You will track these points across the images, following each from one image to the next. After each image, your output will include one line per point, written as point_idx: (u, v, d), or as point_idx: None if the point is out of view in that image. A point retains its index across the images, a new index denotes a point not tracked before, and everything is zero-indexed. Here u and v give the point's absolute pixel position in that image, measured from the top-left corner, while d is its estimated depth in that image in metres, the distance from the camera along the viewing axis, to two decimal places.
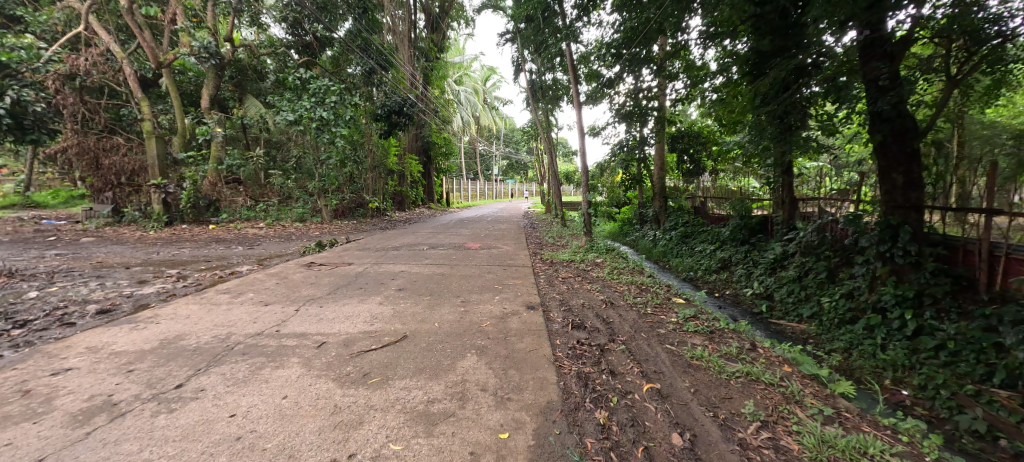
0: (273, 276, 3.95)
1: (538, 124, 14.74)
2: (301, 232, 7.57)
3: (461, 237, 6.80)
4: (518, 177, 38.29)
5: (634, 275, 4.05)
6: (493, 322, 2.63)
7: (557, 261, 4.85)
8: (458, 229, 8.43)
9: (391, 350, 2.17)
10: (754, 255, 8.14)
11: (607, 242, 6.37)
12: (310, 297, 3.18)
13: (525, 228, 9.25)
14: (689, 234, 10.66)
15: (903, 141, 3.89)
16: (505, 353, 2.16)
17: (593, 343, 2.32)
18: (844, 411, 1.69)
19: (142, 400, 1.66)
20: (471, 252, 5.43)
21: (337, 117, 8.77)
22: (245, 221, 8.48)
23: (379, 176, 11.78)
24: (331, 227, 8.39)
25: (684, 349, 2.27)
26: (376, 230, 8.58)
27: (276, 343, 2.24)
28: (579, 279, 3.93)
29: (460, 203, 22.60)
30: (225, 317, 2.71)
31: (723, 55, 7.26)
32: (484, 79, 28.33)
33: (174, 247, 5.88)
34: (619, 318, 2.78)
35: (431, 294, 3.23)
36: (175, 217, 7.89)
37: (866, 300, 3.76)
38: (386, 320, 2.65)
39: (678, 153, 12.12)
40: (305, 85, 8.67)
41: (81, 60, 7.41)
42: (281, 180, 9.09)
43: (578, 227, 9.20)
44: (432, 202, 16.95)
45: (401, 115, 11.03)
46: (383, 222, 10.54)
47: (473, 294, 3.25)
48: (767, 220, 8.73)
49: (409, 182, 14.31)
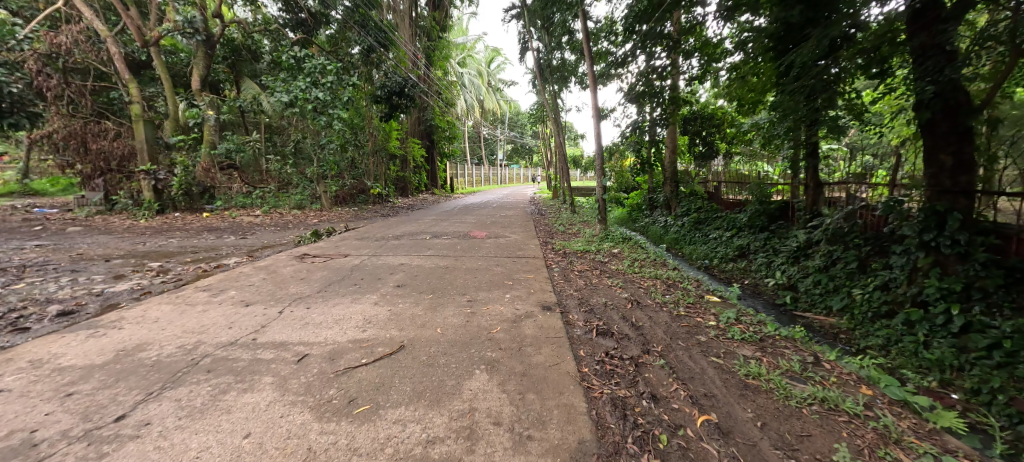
0: (261, 270, 3.60)
1: (545, 106, 14.13)
2: (299, 220, 7.21)
3: (466, 225, 6.43)
4: (522, 162, 37.69)
5: (657, 268, 3.67)
6: (504, 328, 2.26)
7: (571, 251, 4.49)
8: (463, 216, 8.03)
9: (383, 367, 1.81)
10: (774, 242, 7.74)
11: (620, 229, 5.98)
12: (298, 295, 2.84)
13: (533, 214, 8.87)
14: (702, 221, 10.23)
15: (955, 118, 3.29)
16: (521, 370, 1.79)
17: (624, 356, 1.95)
18: (962, 456, 1.31)
19: (69, 439, 1.33)
20: (477, 242, 5.07)
21: (335, 98, 8.25)
22: (241, 209, 8.02)
23: (381, 161, 11.42)
24: (331, 215, 8.08)
25: (735, 363, 1.89)
26: (378, 218, 8.27)
27: (250, 357, 1.90)
28: (598, 273, 3.54)
29: (463, 189, 22.15)
30: (197, 322, 2.37)
31: (741, 30, 6.74)
32: (488, 61, 27.58)
33: (162, 237, 5.55)
34: (650, 322, 2.41)
35: (433, 292, 2.87)
36: (167, 204, 7.34)
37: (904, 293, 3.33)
38: (380, 325, 2.29)
39: (690, 136, 11.57)
40: (300, 65, 8.12)
41: (62, 38, 7.00)
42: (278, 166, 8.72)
43: (588, 213, 8.82)
44: (436, 187, 16.59)
45: (403, 96, 10.44)
46: (386, 209, 10.16)
47: (480, 292, 2.89)
48: (789, 205, 8.29)
49: (411, 168, 13.92)
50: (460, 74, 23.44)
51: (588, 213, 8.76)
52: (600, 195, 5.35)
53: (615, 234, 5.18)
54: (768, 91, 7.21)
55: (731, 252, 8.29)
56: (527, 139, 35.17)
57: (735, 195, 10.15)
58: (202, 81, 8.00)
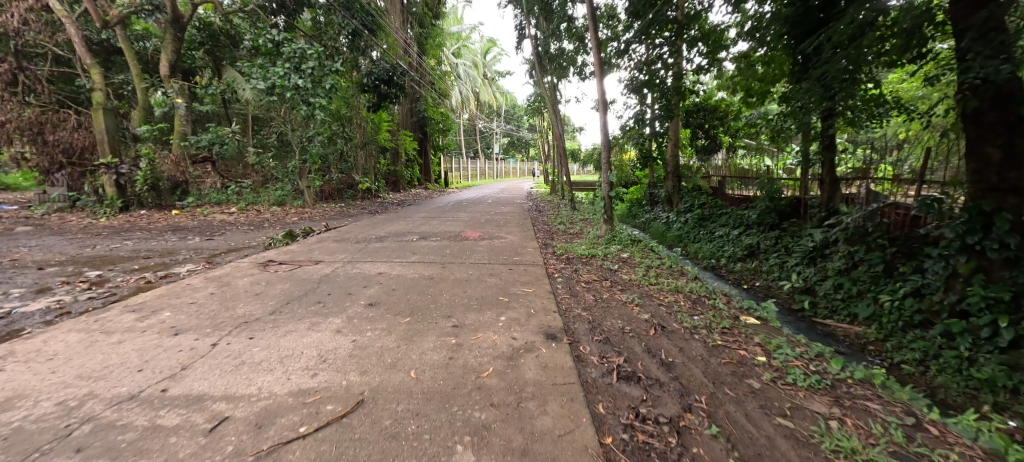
0: (213, 282, 3.06)
1: (543, 97, 13.52)
2: (276, 219, 6.64)
3: (459, 224, 5.88)
4: (519, 156, 37.03)
5: (676, 279, 3.16)
6: (498, 369, 1.74)
7: (575, 256, 3.98)
8: (456, 213, 7.50)
9: (327, 441, 1.29)
10: (787, 241, 7.26)
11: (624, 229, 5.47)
12: (244, 319, 2.30)
13: (530, 211, 8.33)
14: (707, 217, 9.74)
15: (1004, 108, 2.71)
16: (521, 445, 1.27)
17: (661, 417, 1.44)
18: None
19: None
20: (469, 244, 4.53)
21: (316, 85, 7.56)
22: (214, 205, 7.28)
23: (370, 154, 10.84)
24: (313, 211, 7.52)
25: (812, 429, 1.38)
26: (364, 214, 7.74)
27: (146, 423, 1.37)
28: (608, 285, 3.03)
29: (458, 183, 21.55)
30: (102, 361, 1.84)
31: (748, 19, 6.27)
32: (483, 52, 26.86)
33: (117, 239, 4.96)
34: (683, 357, 1.90)
35: (412, 313, 2.35)
36: (133, 200, 6.71)
37: (940, 301, 2.89)
38: (337, 365, 1.77)
39: (693, 129, 10.87)
40: (279, 49, 7.47)
41: (10, 17, 6.34)
42: (257, 159, 8.12)
43: (589, 211, 8.30)
44: (429, 182, 15.99)
45: (390, 84, 9.56)
46: (374, 205, 9.58)
47: (468, 313, 2.36)
48: (802, 202, 7.82)
49: (403, 162, 13.32)
50: (455, 65, 22.72)
51: (589, 210, 8.25)
52: (605, 192, 4.78)
53: (622, 236, 4.66)
54: (777, 81, 6.80)
55: (740, 252, 7.82)
56: (524, 132, 34.49)
57: (740, 190, 9.76)
58: (173, 68, 7.34)
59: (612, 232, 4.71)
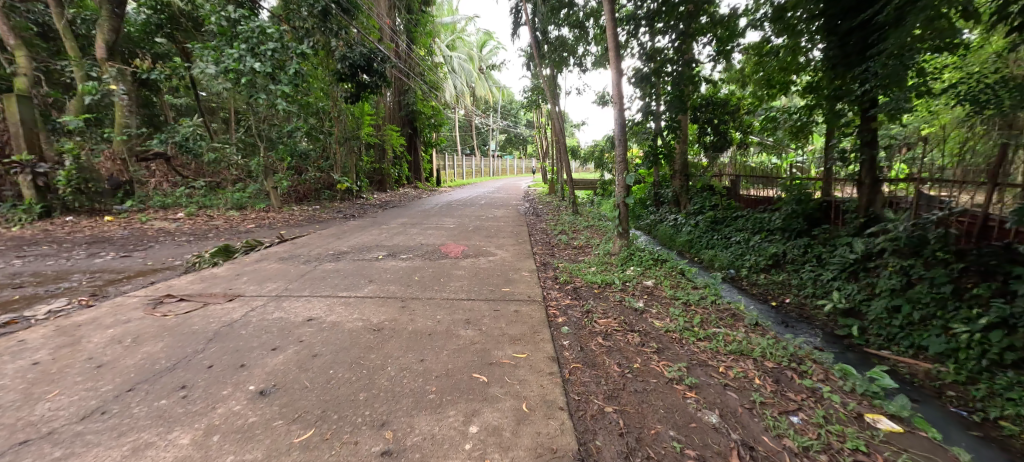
0: (58, 338, 2.07)
1: (542, 90, 12.51)
2: (228, 226, 5.64)
3: (441, 234, 4.91)
4: (517, 153, 35.97)
5: (732, 332, 2.20)
6: None
7: (583, 285, 3.00)
8: (442, 219, 6.51)
9: None
10: (821, 252, 6.32)
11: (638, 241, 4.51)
12: (25, 435, 1.32)
13: (526, 216, 7.34)
14: (720, 220, 8.76)
15: None
16: None
17: None
18: None
19: None
20: (447, 265, 3.56)
21: (279, 71, 6.49)
22: (159, 209, 6.25)
23: (351, 149, 9.89)
24: (275, 216, 6.52)
25: None
26: (337, 220, 6.76)
27: None
28: (638, 342, 2.07)
29: (452, 182, 20.53)
30: None
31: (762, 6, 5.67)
32: (480, 45, 25.75)
33: (8, 256, 3.94)
34: None
35: (322, 419, 1.38)
36: (56, 204, 5.54)
37: None
38: None
39: (700, 124, 9.80)
40: (235, 29, 6.40)
41: None
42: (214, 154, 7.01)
43: (594, 215, 7.30)
44: (420, 180, 14.92)
45: (370, 72, 8.20)
46: (352, 207, 8.58)
47: (417, 418, 1.39)
48: (833, 204, 6.91)
49: (389, 158, 12.29)
50: (448, 57, 21.57)
51: (593, 214, 7.25)
52: (620, 198, 3.75)
53: (642, 253, 3.68)
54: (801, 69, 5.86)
55: (766, 261, 6.81)
56: (522, 129, 33.43)
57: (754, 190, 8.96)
58: (112, 50, 6.31)
59: (627, 250, 3.71)
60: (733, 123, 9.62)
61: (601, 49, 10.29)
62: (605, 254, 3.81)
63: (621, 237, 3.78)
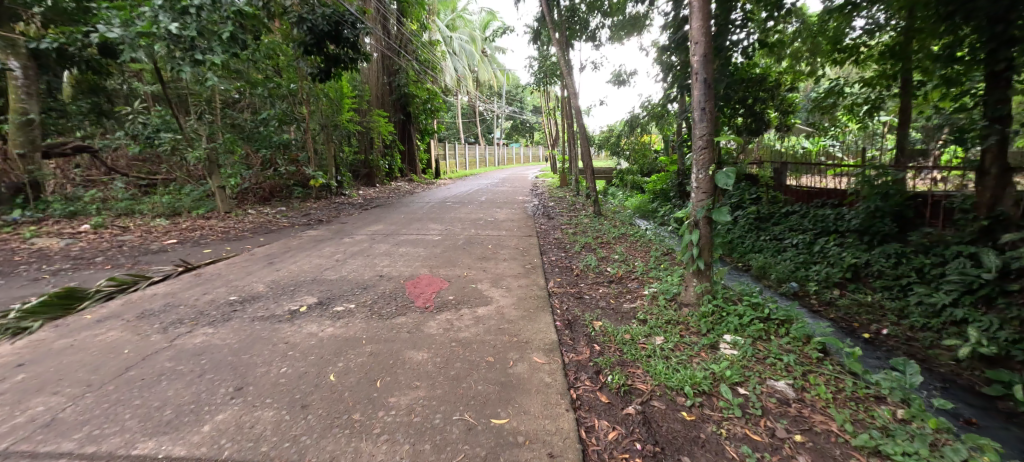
0: None
1: (552, 67, 10.83)
2: (140, 243, 4.24)
3: (414, 257, 3.45)
4: (523, 140, 34.18)
5: None
6: None
7: (656, 399, 1.48)
8: (427, 227, 5.03)
9: None
10: (929, 265, 3.71)
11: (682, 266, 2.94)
12: None
13: (535, 218, 5.84)
14: (767, 218, 6.51)
15: None
16: None
17: None
18: None
19: None
20: (404, 326, 2.09)
21: (209, 36, 4.96)
22: (65, 218, 4.87)
23: (331, 137, 8.44)
24: (215, 224, 5.13)
25: None
26: (295, 226, 5.35)
27: None
28: None
29: (453, 173, 19.01)
30: None
31: None
32: (481, 24, 23.80)
33: None
34: None
35: None
36: None
37: None
38: None
39: (733, 105, 6.75)
40: None
41: None
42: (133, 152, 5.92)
43: (622, 218, 5.75)
44: (415, 173, 13.38)
45: (340, 41, 6.65)
46: (326, 207, 7.14)
47: None
48: (929, 199, 4.29)
49: (378, 148, 10.81)
50: (448, 37, 19.81)
51: (621, 217, 5.71)
52: (695, 209, 2.12)
53: (737, 306, 2.09)
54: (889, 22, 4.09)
55: (840, 272, 4.13)
56: (528, 115, 31.61)
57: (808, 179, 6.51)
58: None
59: (707, 303, 2.12)
60: (772, 100, 6.98)
61: (615, 19, 8.64)
62: (670, 307, 2.26)
63: (699, 277, 2.18)
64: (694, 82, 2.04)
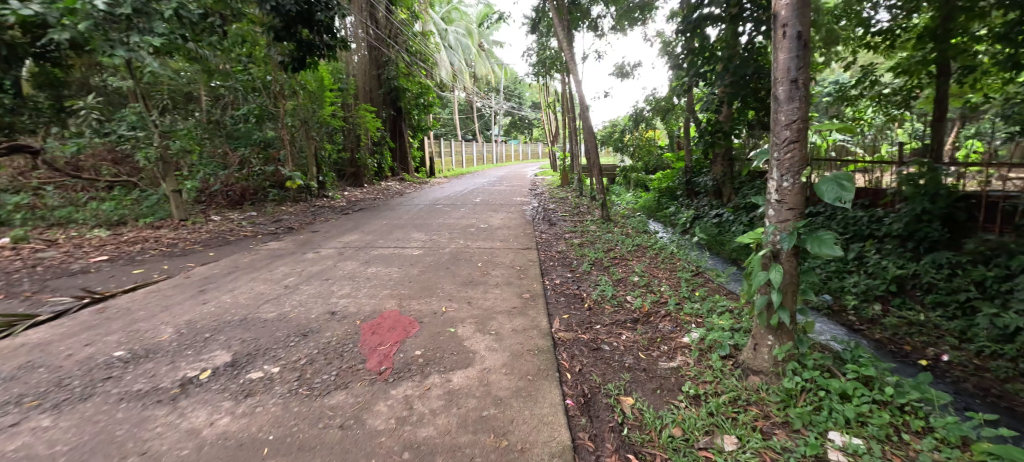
0: None
1: (552, 58, 10.10)
2: (62, 262, 3.54)
3: (384, 283, 2.74)
4: (522, 137, 33.46)
5: None
6: None
7: None
8: (410, 236, 4.33)
9: None
10: (992, 278, 2.69)
11: (730, 303, 2.21)
12: None
13: (535, 223, 5.14)
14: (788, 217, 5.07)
15: None
16: None
17: None
18: None
19: None
20: (339, 412, 1.37)
21: (149, 14, 4.22)
22: None
23: (310, 133, 7.70)
24: (165, 235, 4.43)
25: None
26: (259, 236, 4.64)
27: None
28: None
29: (450, 171, 18.31)
30: None
31: None
32: (477, 17, 22.96)
33: None
34: None
35: None
36: None
37: None
38: None
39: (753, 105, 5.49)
40: None
41: None
42: (77, 148, 5.17)
43: (634, 223, 5.03)
44: (407, 171, 12.68)
45: (313, 25, 5.90)
46: (302, 212, 6.42)
47: None
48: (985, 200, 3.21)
49: (366, 145, 10.08)
50: (443, 30, 19.01)
51: (633, 222, 4.98)
52: (775, 234, 1.38)
53: (841, 381, 1.37)
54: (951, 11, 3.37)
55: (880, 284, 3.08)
56: (526, 111, 30.84)
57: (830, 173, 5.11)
58: None
59: (792, 377, 1.40)
60: None
61: (620, 7, 7.85)
62: (731, 376, 1.54)
63: (777, 335, 1.46)
64: (779, 39, 1.30)
